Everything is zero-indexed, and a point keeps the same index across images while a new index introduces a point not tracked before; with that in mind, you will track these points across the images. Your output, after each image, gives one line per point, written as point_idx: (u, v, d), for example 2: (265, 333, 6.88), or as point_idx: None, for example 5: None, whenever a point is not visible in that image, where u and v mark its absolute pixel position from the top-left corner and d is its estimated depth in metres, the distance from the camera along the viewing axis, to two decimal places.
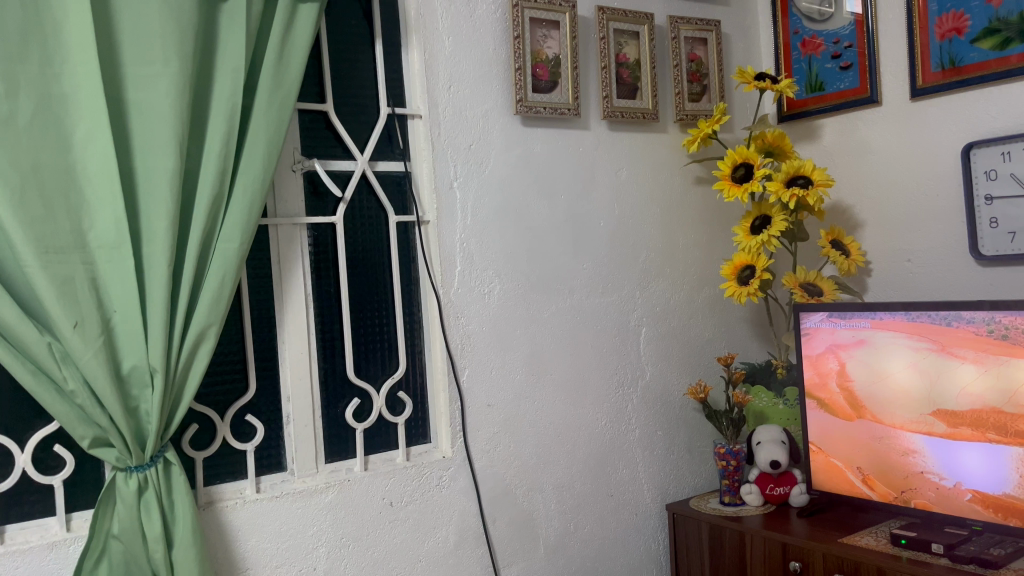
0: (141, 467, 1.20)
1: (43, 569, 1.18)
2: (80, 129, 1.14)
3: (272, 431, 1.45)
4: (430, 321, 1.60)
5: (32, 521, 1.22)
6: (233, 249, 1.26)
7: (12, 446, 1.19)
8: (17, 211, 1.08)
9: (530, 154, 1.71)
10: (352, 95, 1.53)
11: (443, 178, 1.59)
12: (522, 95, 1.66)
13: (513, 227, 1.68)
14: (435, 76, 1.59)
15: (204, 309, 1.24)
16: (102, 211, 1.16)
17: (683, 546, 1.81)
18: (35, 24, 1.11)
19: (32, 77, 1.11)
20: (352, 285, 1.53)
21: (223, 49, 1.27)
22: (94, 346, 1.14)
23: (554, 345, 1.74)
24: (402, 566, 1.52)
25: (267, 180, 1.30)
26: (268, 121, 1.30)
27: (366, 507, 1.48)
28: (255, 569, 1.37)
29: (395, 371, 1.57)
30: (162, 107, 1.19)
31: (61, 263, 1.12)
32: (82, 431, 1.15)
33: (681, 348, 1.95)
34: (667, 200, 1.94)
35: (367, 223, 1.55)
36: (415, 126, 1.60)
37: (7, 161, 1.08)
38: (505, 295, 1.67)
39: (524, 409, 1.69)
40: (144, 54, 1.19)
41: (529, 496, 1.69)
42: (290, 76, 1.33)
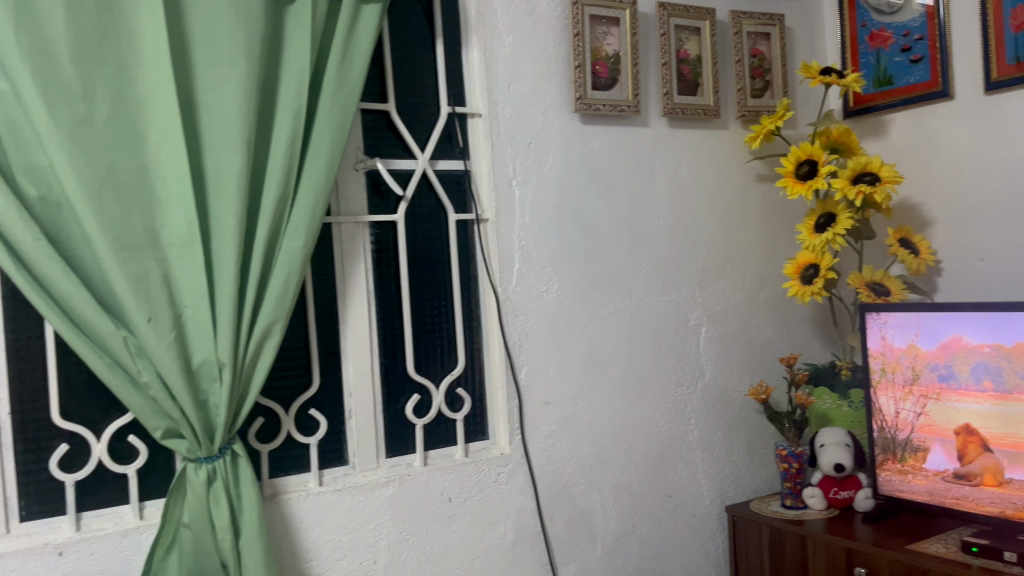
0: (211, 459, 1.23)
1: (116, 556, 1.23)
2: (153, 130, 1.18)
3: (335, 426, 1.48)
4: (488, 318, 1.61)
5: (107, 509, 1.27)
6: (298, 247, 1.29)
7: (89, 436, 1.24)
8: (94, 209, 1.13)
9: (589, 152, 1.71)
10: (414, 95, 1.55)
11: (502, 176, 1.60)
12: (582, 92, 1.66)
13: (572, 226, 1.68)
14: (495, 75, 1.59)
15: (270, 306, 1.27)
16: (173, 209, 1.20)
17: (743, 549, 1.78)
18: (110, 29, 1.15)
19: (107, 79, 1.15)
20: (413, 283, 1.55)
21: (289, 50, 1.29)
22: (166, 340, 1.17)
23: (613, 344, 1.73)
24: (460, 562, 1.53)
25: (331, 179, 1.32)
26: (332, 120, 1.33)
27: (425, 502, 1.50)
28: (319, 560, 1.40)
29: (454, 368, 1.59)
30: (231, 108, 1.23)
31: (134, 259, 1.16)
32: (155, 422, 1.19)
33: (741, 348, 1.92)
34: (728, 197, 1.92)
35: (427, 221, 1.57)
36: (475, 125, 1.61)
37: (84, 160, 1.12)
38: (564, 294, 1.67)
39: (581, 408, 1.69)
40: (213, 55, 1.22)
41: (586, 495, 1.69)
42: (354, 76, 1.35)
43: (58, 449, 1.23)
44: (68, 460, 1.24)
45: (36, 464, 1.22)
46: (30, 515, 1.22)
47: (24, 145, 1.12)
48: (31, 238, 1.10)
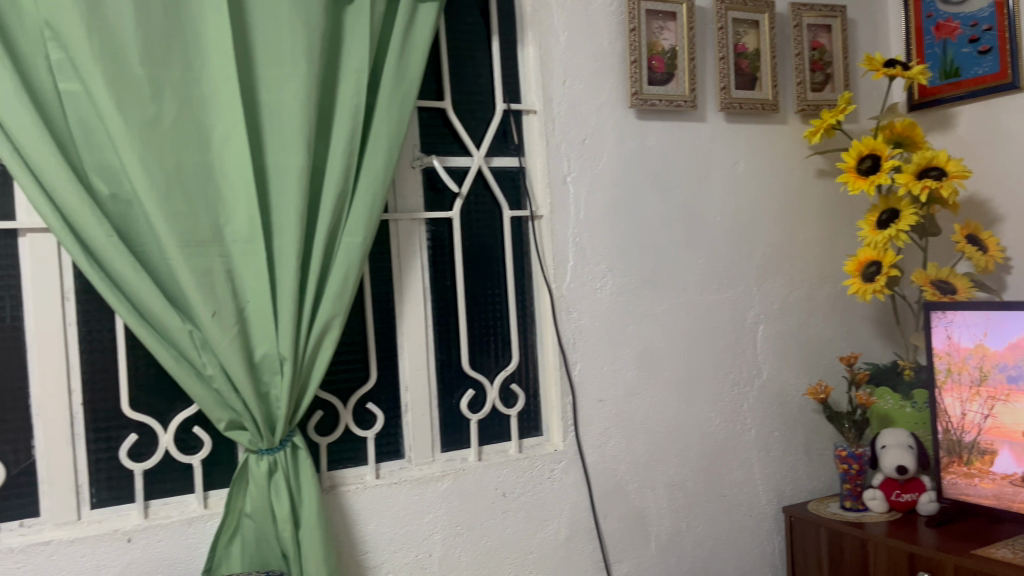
0: (272, 450, 1.26)
1: (181, 543, 1.27)
2: (218, 130, 1.21)
3: (392, 419, 1.50)
4: (543, 314, 1.61)
5: (173, 497, 1.31)
6: (356, 243, 1.31)
7: (156, 427, 1.28)
8: (163, 207, 1.16)
9: (644, 148, 1.69)
10: (470, 92, 1.56)
11: (557, 172, 1.60)
12: (638, 87, 1.65)
13: (626, 222, 1.67)
14: (550, 71, 1.60)
15: (330, 301, 1.29)
16: (237, 207, 1.22)
17: (801, 551, 1.76)
18: (177, 32, 1.18)
19: (175, 81, 1.18)
20: (468, 279, 1.56)
21: (348, 49, 1.31)
22: (230, 334, 1.20)
23: (668, 341, 1.72)
24: (514, 557, 1.54)
25: (389, 176, 1.34)
26: (389, 118, 1.35)
27: (479, 497, 1.51)
28: (376, 552, 1.42)
29: (508, 364, 1.59)
30: (292, 107, 1.25)
31: (200, 255, 1.20)
32: (219, 414, 1.22)
33: (800, 346, 1.89)
34: (787, 193, 1.88)
35: (482, 218, 1.57)
36: (530, 121, 1.61)
37: (153, 159, 1.16)
38: (618, 291, 1.66)
39: (635, 405, 1.68)
40: (275, 55, 1.25)
41: (640, 493, 1.68)
42: (411, 74, 1.37)
43: (127, 438, 1.27)
44: (137, 450, 1.28)
45: (106, 453, 1.26)
46: (100, 502, 1.26)
47: (97, 145, 1.16)
48: (104, 235, 1.14)
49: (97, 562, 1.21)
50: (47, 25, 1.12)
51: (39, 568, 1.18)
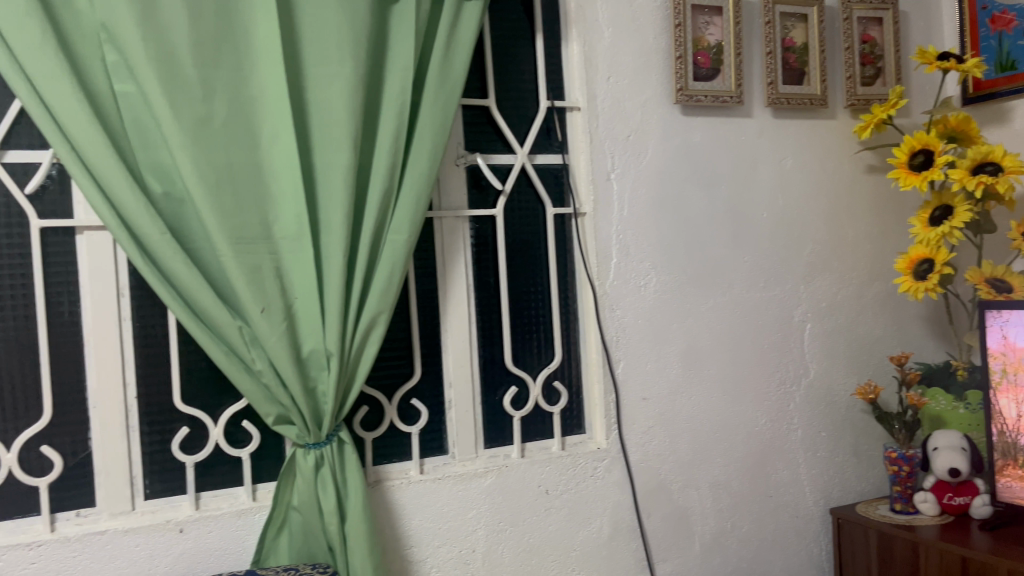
0: (319, 445, 1.28)
1: (231, 534, 1.29)
2: (267, 130, 1.23)
3: (435, 416, 1.51)
4: (586, 312, 1.61)
5: (223, 490, 1.33)
6: (401, 241, 1.32)
7: (207, 420, 1.30)
8: (213, 204, 1.19)
9: (689, 144, 1.68)
10: (514, 90, 1.57)
11: (601, 169, 1.59)
12: (683, 83, 1.64)
13: (671, 220, 1.66)
14: (595, 68, 1.59)
15: (375, 298, 1.31)
16: (285, 205, 1.24)
17: (849, 553, 1.73)
18: (228, 33, 1.20)
19: (225, 81, 1.20)
20: (511, 276, 1.56)
21: (393, 48, 1.33)
22: (278, 330, 1.22)
23: (713, 339, 1.70)
24: (556, 555, 1.54)
25: (434, 174, 1.35)
26: (434, 116, 1.35)
27: (523, 494, 1.52)
28: (419, 547, 1.43)
29: (551, 361, 1.59)
30: (338, 106, 1.27)
31: (250, 252, 1.22)
32: (267, 408, 1.25)
33: (849, 345, 1.86)
34: (835, 189, 1.85)
35: (525, 215, 1.58)
36: (573, 118, 1.60)
37: (204, 158, 1.18)
38: (662, 288, 1.65)
39: (679, 404, 1.67)
40: (322, 55, 1.27)
41: (683, 492, 1.67)
42: (456, 72, 1.37)
43: (179, 431, 1.30)
44: (189, 443, 1.31)
45: (159, 445, 1.29)
46: (153, 493, 1.29)
47: (151, 144, 1.19)
48: (157, 232, 1.17)
49: (150, 552, 1.24)
50: (104, 27, 1.15)
51: (95, 557, 1.21)
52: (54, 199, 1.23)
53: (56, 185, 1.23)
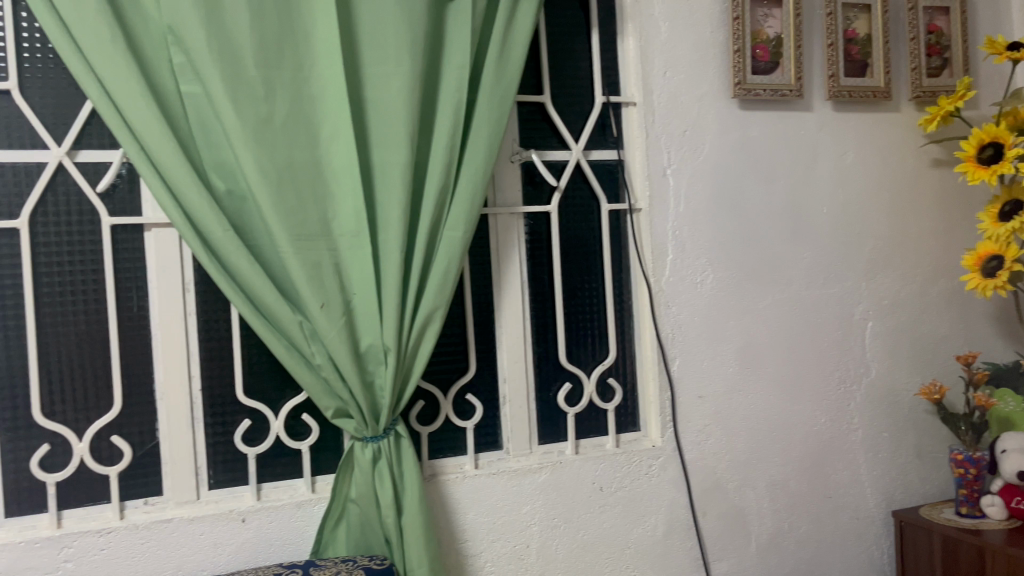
0: (376, 438, 1.30)
1: (291, 525, 1.32)
2: (326, 128, 1.25)
3: (490, 411, 1.52)
4: (640, 308, 1.60)
5: (283, 481, 1.36)
6: (457, 237, 1.33)
7: (268, 413, 1.33)
8: (275, 202, 1.21)
9: (747, 139, 1.65)
10: (569, 86, 1.56)
11: (656, 164, 1.58)
12: (741, 77, 1.61)
13: (728, 216, 1.63)
14: (651, 63, 1.58)
15: (431, 294, 1.32)
16: (344, 202, 1.26)
17: (912, 556, 1.69)
18: (288, 33, 1.23)
19: (286, 80, 1.23)
20: (566, 272, 1.56)
21: (450, 45, 1.33)
22: (337, 325, 1.25)
23: (770, 337, 1.68)
24: (611, 552, 1.54)
25: (490, 171, 1.35)
26: (490, 113, 1.36)
27: (577, 490, 1.52)
28: (474, 541, 1.44)
29: (606, 358, 1.59)
30: (396, 103, 1.28)
31: (310, 249, 1.24)
32: (327, 402, 1.27)
33: (913, 344, 1.81)
34: (899, 184, 1.80)
35: (580, 212, 1.57)
36: (629, 114, 1.59)
37: (266, 156, 1.21)
38: (719, 286, 1.63)
39: (736, 402, 1.65)
40: (380, 54, 1.28)
41: (740, 492, 1.65)
42: (512, 69, 1.37)
43: (241, 423, 1.33)
44: (251, 435, 1.34)
45: (223, 437, 1.33)
46: (217, 483, 1.33)
47: (215, 143, 1.22)
48: (221, 229, 1.20)
49: (215, 540, 1.28)
50: (170, 30, 1.18)
51: (161, 544, 1.25)
52: (123, 197, 1.27)
53: (125, 184, 1.27)
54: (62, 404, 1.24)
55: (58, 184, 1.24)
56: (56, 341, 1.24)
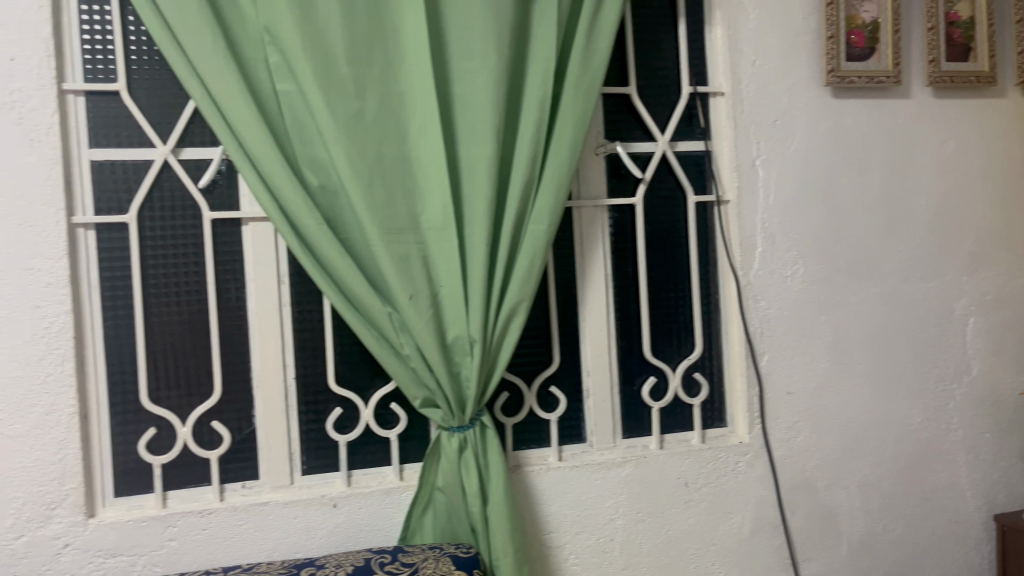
0: (462, 428, 1.32)
1: (380, 511, 1.35)
2: (414, 123, 1.28)
3: (574, 404, 1.52)
4: (728, 302, 1.57)
5: (372, 469, 1.40)
6: (541, 230, 1.34)
7: (359, 401, 1.37)
8: (365, 196, 1.24)
9: (840, 128, 1.60)
10: (655, 78, 1.55)
11: (746, 155, 1.54)
12: (834, 64, 1.56)
13: (820, 208, 1.59)
14: (740, 52, 1.54)
15: (516, 286, 1.33)
16: (431, 195, 1.28)
17: (1014, 563, 1.61)
18: (378, 31, 1.25)
19: (376, 77, 1.25)
20: (651, 265, 1.55)
21: (535, 39, 1.34)
22: (425, 316, 1.27)
23: (864, 333, 1.62)
24: (696, 548, 1.52)
25: (575, 163, 1.35)
26: (575, 106, 1.35)
27: (661, 485, 1.51)
28: (558, 532, 1.45)
29: (691, 352, 1.57)
30: (482, 98, 1.29)
31: (399, 242, 1.27)
32: (415, 391, 1.30)
33: (1018, 342, 1.72)
34: (1004, 173, 1.72)
35: (665, 204, 1.56)
36: (717, 104, 1.57)
37: (357, 151, 1.24)
38: (810, 279, 1.58)
39: (827, 399, 1.60)
40: (467, 49, 1.29)
41: (831, 491, 1.60)
42: (598, 61, 1.37)
43: (333, 411, 1.37)
44: (342, 422, 1.38)
45: (315, 424, 1.37)
46: (310, 469, 1.37)
47: (309, 140, 1.26)
48: (314, 223, 1.23)
49: (307, 524, 1.32)
50: (267, 31, 1.22)
51: (257, 526, 1.30)
52: (223, 193, 1.32)
53: (225, 180, 1.32)
54: (167, 389, 1.30)
55: (163, 181, 1.30)
56: (161, 330, 1.30)
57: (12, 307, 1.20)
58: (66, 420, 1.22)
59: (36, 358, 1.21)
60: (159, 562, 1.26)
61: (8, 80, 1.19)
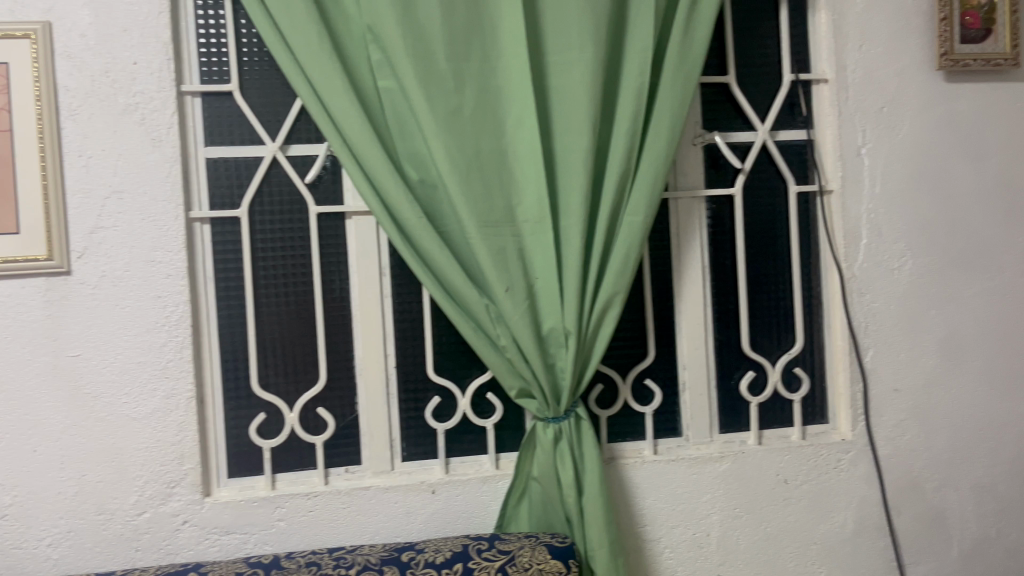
0: (558, 419, 1.33)
1: (477, 498, 1.38)
2: (511, 117, 1.29)
3: (670, 397, 1.51)
4: (831, 295, 1.53)
5: (469, 457, 1.43)
6: (637, 223, 1.33)
7: (456, 390, 1.40)
8: (464, 190, 1.27)
9: (955, 114, 1.52)
10: (755, 66, 1.51)
11: (851, 144, 1.49)
12: (947, 47, 1.49)
13: (932, 198, 1.52)
14: (845, 37, 1.49)
15: (612, 279, 1.32)
16: (528, 189, 1.30)
17: None
18: (476, 27, 1.27)
19: (475, 73, 1.27)
20: (750, 258, 1.52)
21: (632, 31, 1.33)
22: (521, 308, 1.28)
23: (978, 328, 1.55)
24: (796, 546, 1.49)
25: (672, 155, 1.34)
26: (672, 96, 1.34)
27: (760, 481, 1.48)
28: (654, 526, 1.44)
29: (791, 347, 1.53)
30: (579, 91, 1.29)
31: (496, 235, 1.29)
32: (511, 382, 1.32)
33: None
34: None
35: (765, 195, 1.52)
36: (821, 92, 1.52)
37: (455, 146, 1.26)
38: (920, 272, 1.52)
39: (936, 397, 1.54)
40: (564, 42, 1.30)
41: (940, 493, 1.54)
42: (696, 51, 1.35)
43: (432, 400, 1.40)
44: (440, 411, 1.41)
45: (415, 412, 1.41)
46: (409, 456, 1.41)
47: (410, 135, 1.29)
48: (414, 216, 1.26)
49: (407, 509, 1.36)
50: (370, 30, 1.26)
51: (359, 510, 1.34)
52: (328, 188, 1.37)
53: (329, 175, 1.37)
54: (276, 376, 1.36)
55: (272, 177, 1.35)
56: (270, 320, 1.36)
57: (136, 297, 1.28)
58: (185, 403, 1.30)
59: (158, 345, 1.29)
60: (269, 541, 1.32)
61: (132, 83, 1.27)
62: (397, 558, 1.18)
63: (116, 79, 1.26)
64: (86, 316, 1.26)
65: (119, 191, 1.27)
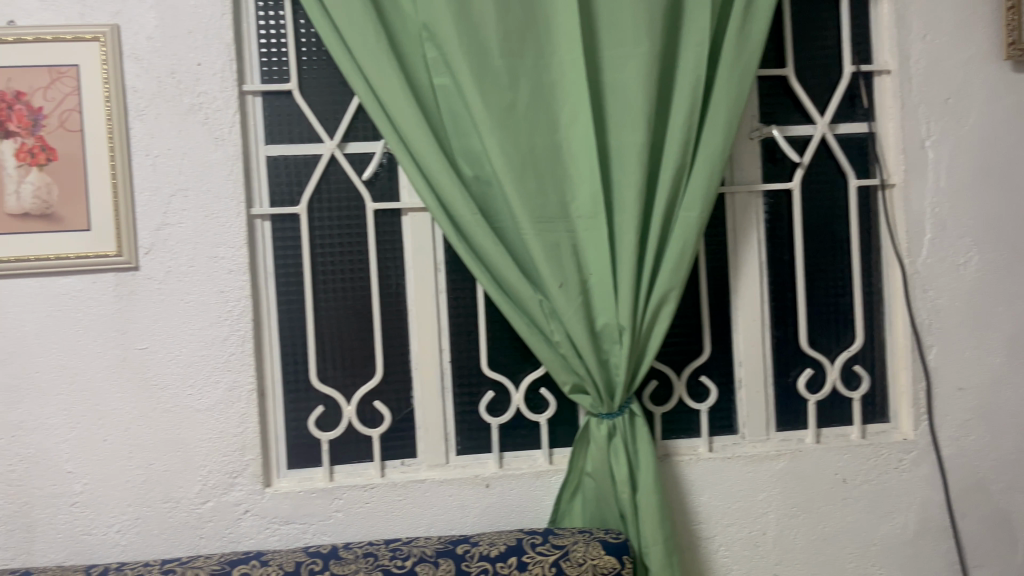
0: (611, 415, 1.32)
1: (531, 493, 1.39)
2: (565, 112, 1.29)
3: (725, 395, 1.49)
4: (893, 292, 1.49)
5: (523, 451, 1.44)
6: (692, 218, 1.32)
7: (510, 385, 1.41)
8: (518, 185, 1.27)
9: None
10: (814, 58, 1.49)
11: (914, 136, 1.45)
12: (1016, 36, 1.45)
13: (1000, 192, 1.47)
14: (909, 26, 1.45)
15: (667, 274, 1.32)
16: (582, 184, 1.29)
17: None
18: (531, 23, 1.28)
19: (529, 69, 1.28)
20: (808, 253, 1.50)
21: (688, 24, 1.31)
22: (575, 303, 1.28)
23: None
24: (855, 547, 1.47)
25: (728, 149, 1.32)
26: (729, 90, 1.32)
27: (818, 480, 1.46)
28: (709, 524, 1.43)
29: (851, 344, 1.50)
30: (633, 85, 1.29)
31: (550, 230, 1.29)
32: (564, 377, 1.32)
33: None
34: None
35: (824, 189, 1.49)
36: (882, 83, 1.49)
37: (510, 142, 1.27)
38: (986, 268, 1.48)
39: (1003, 396, 1.49)
40: (619, 36, 1.29)
41: (1007, 495, 1.50)
42: (753, 43, 1.33)
43: (486, 395, 1.41)
44: (494, 406, 1.42)
45: (469, 406, 1.42)
46: (464, 450, 1.42)
47: (464, 132, 1.30)
48: (469, 212, 1.27)
49: (462, 502, 1.37)
50: (426, 28, 1.27)
51: (414, 502, 1.36)
52: (384, 185, 1.39)
53: (386, 172, 1.39)
54: (334, 370, 1.39)
55: (330, 174, 1.38)
56: (328, 314, 1.39)
57: (200, 292, 1.31)
58: (246, 396, 1.33)
59: (222, 338, 1.32)
60: (327, 531, 1.35)
61: (196, 84, 1.30)
62: (451, 551, 1.19)
63: (180, 80, 1.29)
64: (153, 311, 1.30)
65: (184, 189, 1.30)
